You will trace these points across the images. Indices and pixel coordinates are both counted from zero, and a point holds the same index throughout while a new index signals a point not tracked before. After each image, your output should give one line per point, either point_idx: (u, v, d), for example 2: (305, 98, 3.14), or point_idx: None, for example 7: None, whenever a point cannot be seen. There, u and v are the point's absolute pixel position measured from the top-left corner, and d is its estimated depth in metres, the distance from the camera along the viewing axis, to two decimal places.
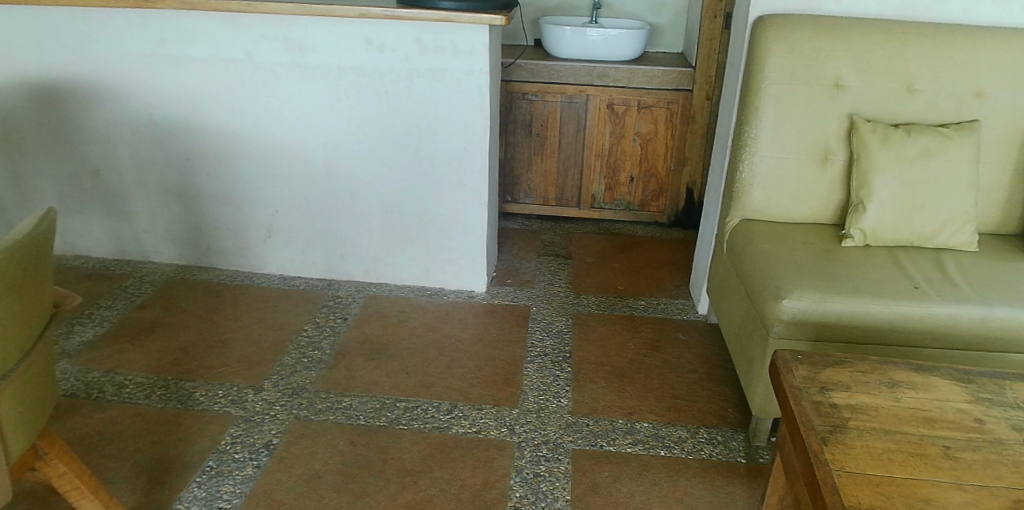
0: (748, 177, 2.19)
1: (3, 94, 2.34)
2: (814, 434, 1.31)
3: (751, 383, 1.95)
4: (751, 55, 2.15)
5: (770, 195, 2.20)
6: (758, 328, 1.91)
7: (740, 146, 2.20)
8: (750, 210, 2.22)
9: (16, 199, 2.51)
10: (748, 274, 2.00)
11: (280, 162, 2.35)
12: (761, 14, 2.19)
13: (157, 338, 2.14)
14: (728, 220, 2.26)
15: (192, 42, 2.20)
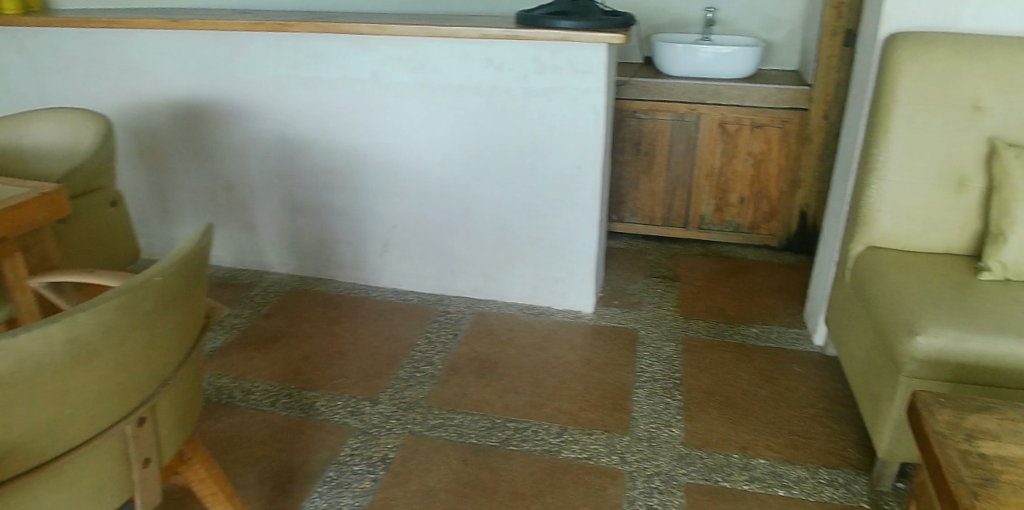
0: (875, 202, 2.05)
1: (151, 112, 2.52)
2: (962, 485, 1.19)
3: (876, 425, 1.81)
4: (882, 74, 2.02)
5: (898, 222, 2.05)
6: (887, 365, 1.78)
7: (866, 170, 2.07)
8: (876, 237, 2.08)
9: (159, 210, 2.70)
10: (874, 306, 1.86)
11: (397, 178, 2.41)
12: (892, 32, 2.06)
13: (280, 348, 2.23)
14: (852, 247, 2.13)
15: (324, 63, 2.29)
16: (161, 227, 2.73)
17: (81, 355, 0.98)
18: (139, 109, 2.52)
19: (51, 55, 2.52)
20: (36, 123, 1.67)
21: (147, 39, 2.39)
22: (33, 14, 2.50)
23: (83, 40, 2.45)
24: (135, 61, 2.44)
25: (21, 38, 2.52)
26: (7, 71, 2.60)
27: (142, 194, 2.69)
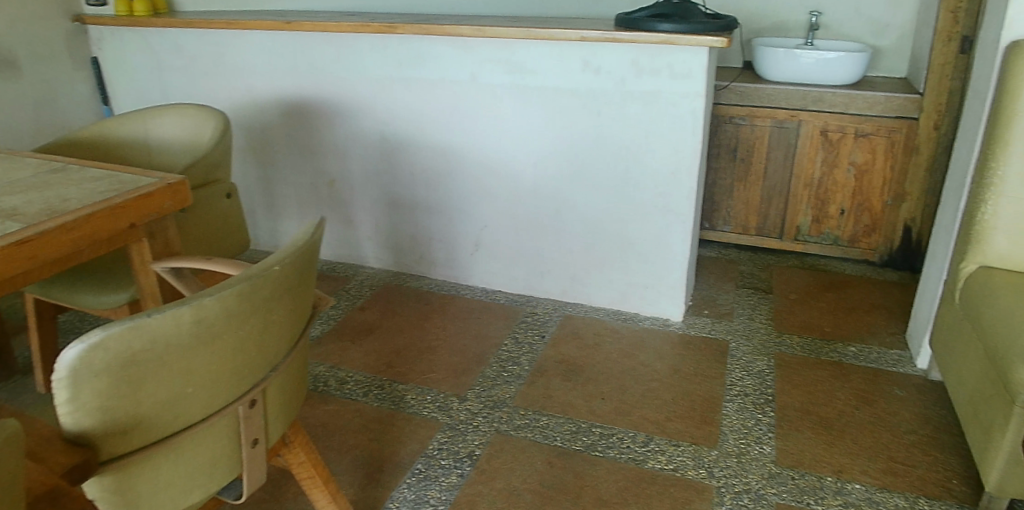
0: (990, 219, 1.91)
1: (261, 110, 2.65)
2: None
3: (985, 457, 1.68)
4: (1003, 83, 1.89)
5: (1017, 241, 1.90)
6: (1000, 393, 1.65)
7: (982, 185, 1.93)
8: (990, 255, 1.93)
9: (266, 203, 2.84)
10: (987, 329, 1.73)
11: (491, 179, 2.43)
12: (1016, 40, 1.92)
13: (374, 340, 2.29)
14: (962, 265, 1.99)
15: (424, 64, 2.34)
16: (268, 219, 2.87)
17: (205, 335, 1.04)
18: (251, 107, 2.65)
19: (175, 55, 2.69)
20: (163, 117, 1.78)
21: (261, 40, 2.51)
22: (160, 17, 2.67)
23: (203, 41, 2.61)
24: (250, 61, 2.57)
25: (149, 39, 2.70)
26: (136, 69, 2.80)
27: (252, 187, 2.84)
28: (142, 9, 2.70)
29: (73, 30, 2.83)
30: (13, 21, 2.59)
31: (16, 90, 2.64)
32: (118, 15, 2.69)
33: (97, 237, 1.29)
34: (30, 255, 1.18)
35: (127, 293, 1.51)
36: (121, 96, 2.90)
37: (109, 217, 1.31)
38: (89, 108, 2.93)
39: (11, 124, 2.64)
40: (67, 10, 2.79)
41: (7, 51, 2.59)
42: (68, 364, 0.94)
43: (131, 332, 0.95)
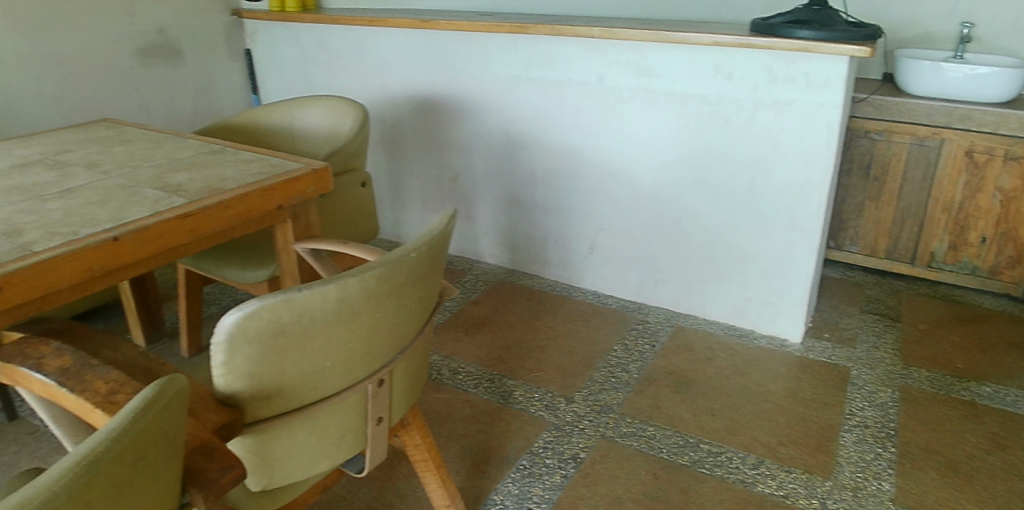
0: None
1: (394, 104, 2.76)
2: None
3: None
4: None
5: None
6: None
7: None
8: None
9: (392, 193, 2.96)
10: None
11: (610, 182, 2.42)
12: None
13: (486, 333, 2.34)
14: None
15: (553, 65, 2.36)
16: (394, 209, 2.99)
17: (345, 314, 1.09)
18: (384, 101, 2.77)
19: (320, 49, 2.85)
20: (307, 108, 1.88)
21: (398, 37, 2.62)
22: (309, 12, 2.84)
23: (346, 37, 2.75)
24: (386, 57, 2.69)
25: (298, 33, 2.88)
26: (283, 61, 3.00)
27: (381, 177, 2.97)
28: (293, 4, 2.86)
29: (232, 23, 3.05)
30: (181, 14, 2.84)
31: (180, 76, 2.89)
32: (271, 11, 2.89)
33: (248, 215, 1.38)
34: (190, 228, 1.28)
35: (267, 270, 1.60)
36: (270, 86, 3.11)
37: (259, 198, 1.39)
38: (239, 97, 3.15)
39: (172, 108, 2.89)
40: (227, 4, 3.02)
41: (175, 40, 2.84)
42: (226, 329, 1.01)
43: (283, 305, 1.02)
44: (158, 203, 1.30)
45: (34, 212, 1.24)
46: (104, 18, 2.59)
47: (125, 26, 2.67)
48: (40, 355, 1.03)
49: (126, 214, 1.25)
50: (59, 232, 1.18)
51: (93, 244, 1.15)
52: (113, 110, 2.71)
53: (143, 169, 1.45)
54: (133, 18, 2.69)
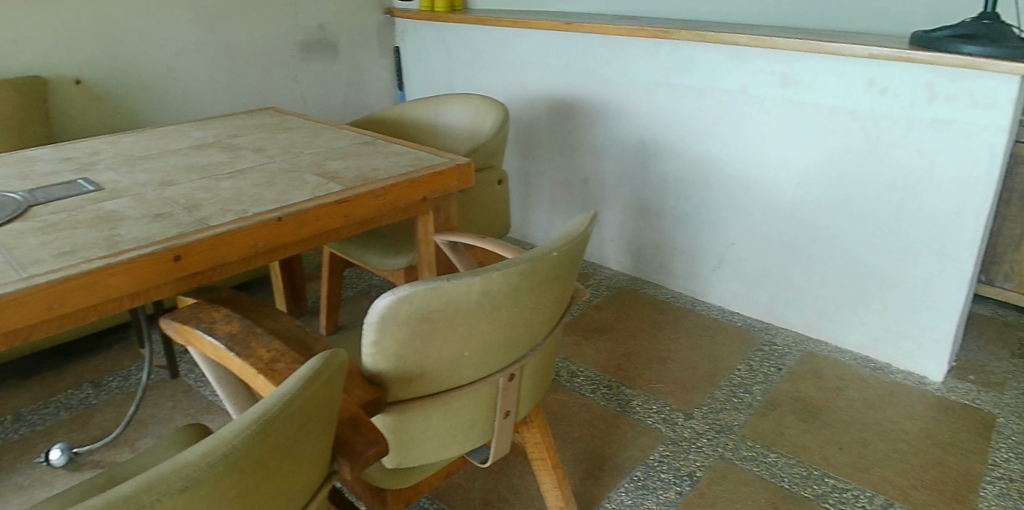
0: None
1: (532, 105, 2.80)
2: None
3: None
4: None
5: None
6: None
7: None
8: None
9: (522, 192, 3.02)
10: None
11: (745, 195, 2.34)
12: None
13: (606, 340, 2.33)
14: None
15: (695, 71, 2.31)
16: (522, 208, 3.04)
17: (488, 306, 1.12)
18: (522, 102, 2.83)
19: (464, 49, 2.94)
20: (451, 105, 1.95)
21: (540, 39, 2.66)
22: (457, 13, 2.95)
23: (490, 37, 2.82)
24: (527, 58, 2.73)
25: (444, 32, 2.99)
26: (428, 59, 3.12)
27: (514, 176, 3.03)
28: (442, 4, 2.97)
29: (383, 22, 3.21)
30: (341, 11, 3.02)
31: (335, 69, 3.08)
32: (421, 10, 3.02)
33: (394, 205, 1.44)
34: (344, 213, 1.34)
35: (405, 258, 1.66)
36: (415, 82, 3.23)
37: (406, 189, 1.45)
38: (386, 92, 3.30)
39: (325, 99, 3.08)
40: (382, 3, 3.17)
41: (332, 36, 3.02)
42: (379, 311, 1.05)
43: (432, 293, 1.05)
44: (316, 188, 1.37)
45: (209, 189, 1.34)
46: (271, 13, 2.81)
47: (289, 21, 2.87)
48: (212, 320, 1.11)
49: (290, 197, 1.33)
50: (231, 209, 1.27)
51: (260, 222, 1.22)
52: (275, 99, 2.92)
53: (303, 156, 1.54)
54: (298, 14, 2.89)
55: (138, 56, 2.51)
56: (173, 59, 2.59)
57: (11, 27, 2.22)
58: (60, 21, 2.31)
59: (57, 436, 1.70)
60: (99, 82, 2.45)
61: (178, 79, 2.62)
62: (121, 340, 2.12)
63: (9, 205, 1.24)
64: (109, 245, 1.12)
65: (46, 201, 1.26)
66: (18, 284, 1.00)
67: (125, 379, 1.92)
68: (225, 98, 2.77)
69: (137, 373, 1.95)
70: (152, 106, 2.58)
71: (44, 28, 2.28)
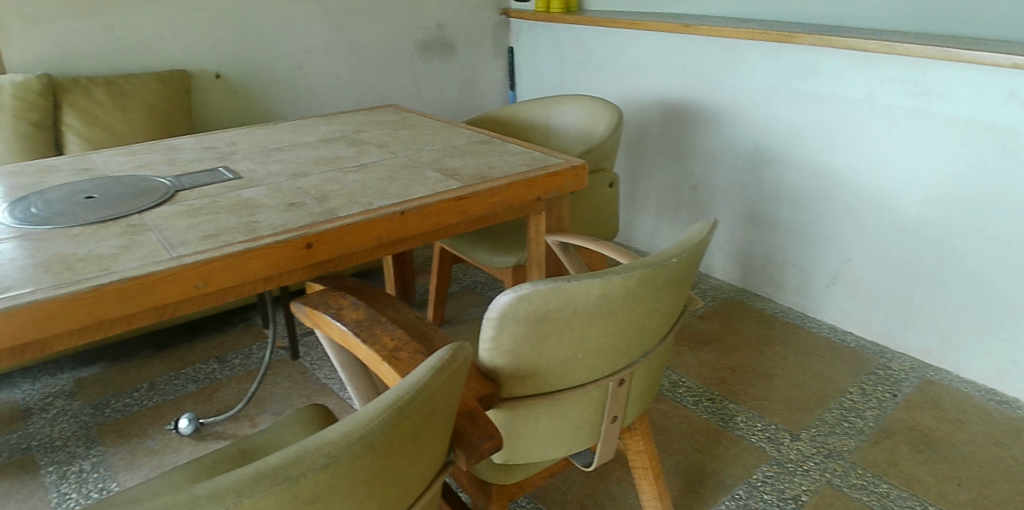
0: None
1: (644, 108, 2.76)
2: None
3: None
4: None
5: None
6: None
7: None
8: None
9: (628, 196, 3.00)
10: None
11: (866, 209, 2.21)
12: None
13: (710, 352, 2.28)
14: None
15: (818, 77, 2.21)
16: (628, 212, 3.02)
17: (605, 309, 1.11)
18: (633, 105, 2.80)
19: (578, 50, 2.94)
20: (566, 107, 1.95)
21: (655, 41, 2.62)
22: (572, 14, 2.95)
23: (603, 39, 2.81)
24: (641, 60, 2.70)
25: (558, 34, 3.00)
26: (542, 60, 3.14)
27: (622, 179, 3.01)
28: (558, 5, 2.98)
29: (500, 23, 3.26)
30: (460, 11, 3.09)
31: (452, 68, 3.15)
32: (537, 11, 3.05)
33: (510, 204, 1.45)
34: (462, 210, 1.37)
35: (514, 257, 1.68)
36: (527, 82, 3.26)
37: (522, 188, 1.46)
38: (498, 92, 3.35)
39: (440, 97, 3.16)
40: (499, 4, 3.21)
41: (450, 36, 3.10)
42: (499, 308, 1.07)
43: (552, 293, 1.05)
44: (437, 184, 1.40)
45: (337, 181, 1.40)
46: (393, 13, 2.90)
47: (409, 22, 2.96)
48: (339, 306, 1.16)
49: (412, 192, 1.36)
50: (358, 201, 1.31)
51: (384, 215, 1.26)
52: (395, 97, 3.02)
53: (423, 152, 1.58)
54: (419, 14, 2.98)
55: (272, 53, 2.66)
56: (302, 57, 2.73)
57: (162, 24, 2.42)
58: (204, 19, 2.49)
59: (185, 406, 1.82)
60: (235, 76, 2.61)
61: (307, 75, 2.76)
62: (244, 320, 2.25)
63: (160, 189, 1.33)
64: (248, 230, 1.18)
65: (192, 187, 1.35)
66: (169, 262, 1.07)
67: (247, 357, 2.04)
68: (347, 94, 2.89)
69: (258, 352, 2.06)
70: (282, 100, 2.73)
71: (190, 25, 2.47)
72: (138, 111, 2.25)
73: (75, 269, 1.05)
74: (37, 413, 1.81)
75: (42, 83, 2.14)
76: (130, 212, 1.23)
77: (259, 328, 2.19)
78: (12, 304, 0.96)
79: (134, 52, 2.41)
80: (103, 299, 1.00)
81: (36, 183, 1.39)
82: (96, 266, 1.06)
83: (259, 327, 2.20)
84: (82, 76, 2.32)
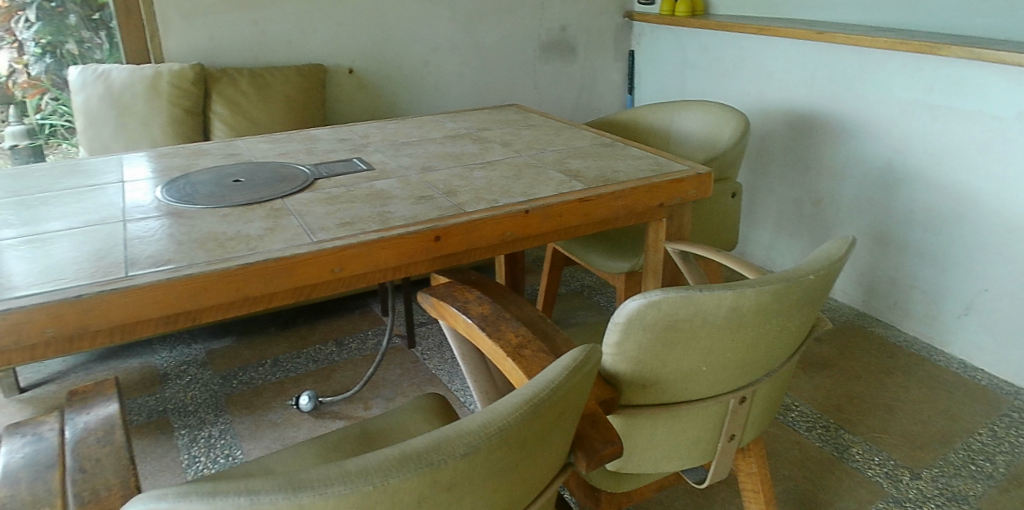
0: None
1: (768, 117, 2.67)
2: None
3: None
4: None
5: None
6: None
7: None
8: None
9: (746, 207, 2.91)
10: None
11: (1008, 236, 2.03)
12: None
13: (826, 377, 2.17)
14: None
15: (963, 92, 2.05)
16: (744, 224, 2.93)
17: (734, 323, 1.07)
18: (756, 114, 2.71)
19: (701, 56, 2.88)
20: (687, 112, 1.94)
21: (785, 48, 2.53)
22: (698, 18, 2.88)
23: (729, 44, 2.74)
24: (768, 68, 2.61)
25: (682, 38, 2.95)
26: (663, 64, 3.09)
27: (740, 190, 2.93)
28: (683, 9, 2.92)
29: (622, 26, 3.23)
30: (584, 14, 3.09)
31: (571, 71, 3.16)
32: (661, 15, 3.00)
33: (632, 209, 1.42)
34: (585, 212, 1.36)
35: (629, 263, 1.66)
36: (645, 86, 3.22)
37: (646, 193, 1.43)
38: (615, 95, 3.33)
39: (558, 98, 3.17)
40: (622, 7, 3.19)
41: (572, 38, 3.11)
42: (626, 313, 1.05)
43: (682, 301, 1.02)
44: (561, 185, 1.40)
45: (464, 177, 1.42)
46: (515, 15, 2.94)
47: (532, 23, 2.99)
48: (465, 300, 1.18)
49: (536, 191, 1.37)
50: (484, 197, 1.33)
51: (510, 213, 1.27)
52: (513, 97, 3.06)
53: (547, 152, 1.58)
54: (542, 16, 3.00)
55: (402, 50, 2.75)
56: (430, 55, 2.81)
57: (303, 21, 2.55)
58: (342, 17, 2.61)
59: (305, 384, 1.90)
60: (367, 72, 2.72)
61: (432, 73, 2.84)
62: (361, 306, 2.33)
63: (301, 176, 1.40)
64: (381, 220, 1.22)
65: (329, 175, 1.41)
66: (310, 246, 1.12)
67: (363, 342, 2.11)
68: (469, 93, 2.95)
69: (373, 338, 2.13)
70: (407, 96, 2.82)
71: (328, 21, 2.59)
72: (278, 101, 2.38)
73: (226, 247, 1.12)
74: (172, 378, 1.95)
75: (196, 72, 2.30)
76: (275, 196, 1.30)
77: (375, 315, 2.27)
78: (171, 275, 1.03)
79: (277, 48, 2.55)
80: (250, 277, 1.06)
81: (190, 165, 1.49)
82: (244, 245, 1.12)
83: (375, 314, 2.27)
84: (233, 67, 2.48)
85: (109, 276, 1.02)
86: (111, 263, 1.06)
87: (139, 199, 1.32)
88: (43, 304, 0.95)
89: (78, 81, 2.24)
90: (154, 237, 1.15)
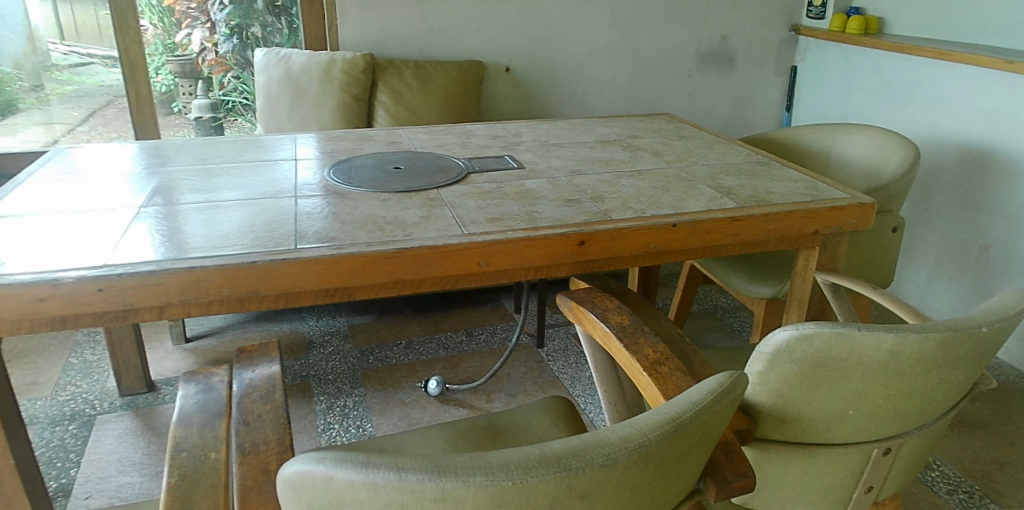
0: None
1: (939, 148, 2.46)
2: None
3: None
4: None
5: None
6: None
7: None
8: None
9: (903, 243, 2.70)
10: None
11: None
12: None
13: (977, 439, 1.98)
14: None
15: None
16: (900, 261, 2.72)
17: (891, 369, 0.99)
18: (926, 144, 2.51)
19: (870, 76, 2.70)
20: (850, 136, 1.83)
21: (967, 75, 2.32)
22: (870, 36, 2.70)
23: (904, 67, 2.55)
24: (946, 95, 2.41)
25: (851, 57, 2.78)
26: (826, 82, 2.93)
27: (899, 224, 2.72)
28: (856, 26, 2.75)
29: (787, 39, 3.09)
30: (746, 25, 2.99)
31: (728, 82, 3.06)
32: (831, 30, 2.84)
33: (785, 233, 1.36)
34: (734, 231, 1.30)
35: (772, 289, 1.59)
36: (805, 104, 3.06)
37: (802, 219, 1.36)
38: (770, 111, 3.19)
39: (709, 110, 3.09)
40: (788, 20, 3.05)
41: (731, 49, 3.01)
42: (774, 343, 1.00)
43: (837, 338, 0.96)
44: (711, 201, 1.36)
45: (613, 184, 1.41)
46: (672, 22, 2.88)
47: (691, 32, 2.93)
48: (605, 308, 1.18)
49: (685, 205, 1.33)
50: (631, 206, 1.31)
51: (656, 225, 1.24)
52: (662, 106, 3.01)
53: (699, 166, 1.54)
54: (701, 26, 2.93)
55: (557, 52, 2.78)
56: (584, 58, 2.82)
57: (468, 18, 2.64)
58: (504, 16, 2.67)
59: (434, 368, 1.97)
60: (523, 72, 2.77)
61: (585, 76, 2.85)
62: (492, 300, 2.39)
63: (455, 169, 1.45)
64: (529, 219, 1.24)
65: (482, 171, 1.45)
66: (460, 238, 1.15)
67: (491, 335, 2.16)
68: (617, 99, 2.93)
69: (501, 332, 2.18)
70: (557, 98, 2.84)
71: (491, 20, 2.67)
72: (438, 95, 2.47)
73: (385, 231, 1.17)
74: (317, 347, 2.08)
75: (367, 61, 2.43)
76: (432, 186, 1.36)
77: (505, 310, 2.31)
78: (335, 252, 1.09)
79: (443, 44, 2.65)
80: (404, 261, 1.11)
81: (356, 149, 1.58)
82: (401, 231, 1.17)
83: (505, 310, 2.32)
84: (400, 58, 2.61)
85: (280, 247, 1.10)
86: (282, 235, 1.15)
87: (308, 177, 1.42)
88: (222, 266, 1.04)
89: (262, 63, 2.44)
90: (320, 214, 1.23)
